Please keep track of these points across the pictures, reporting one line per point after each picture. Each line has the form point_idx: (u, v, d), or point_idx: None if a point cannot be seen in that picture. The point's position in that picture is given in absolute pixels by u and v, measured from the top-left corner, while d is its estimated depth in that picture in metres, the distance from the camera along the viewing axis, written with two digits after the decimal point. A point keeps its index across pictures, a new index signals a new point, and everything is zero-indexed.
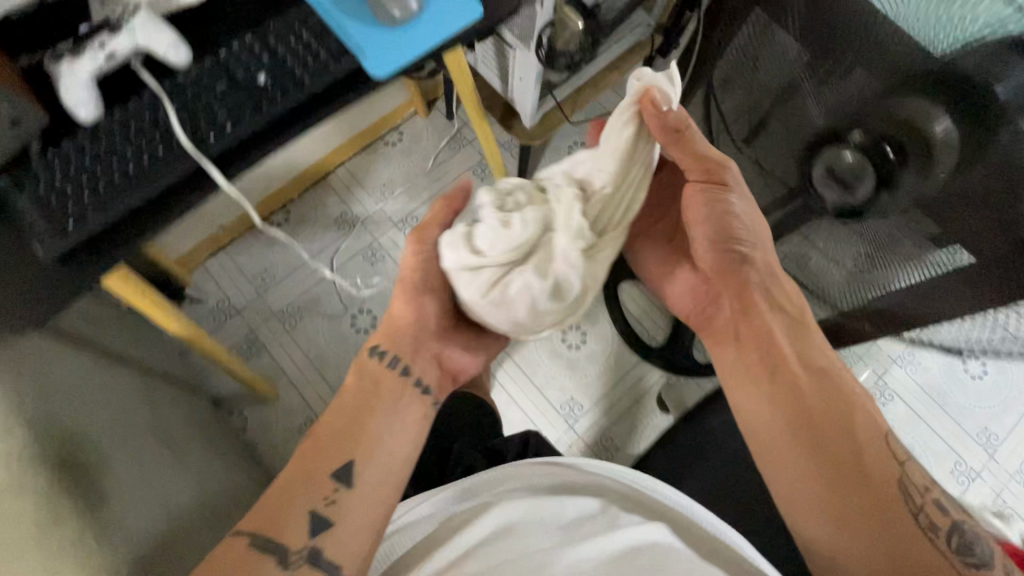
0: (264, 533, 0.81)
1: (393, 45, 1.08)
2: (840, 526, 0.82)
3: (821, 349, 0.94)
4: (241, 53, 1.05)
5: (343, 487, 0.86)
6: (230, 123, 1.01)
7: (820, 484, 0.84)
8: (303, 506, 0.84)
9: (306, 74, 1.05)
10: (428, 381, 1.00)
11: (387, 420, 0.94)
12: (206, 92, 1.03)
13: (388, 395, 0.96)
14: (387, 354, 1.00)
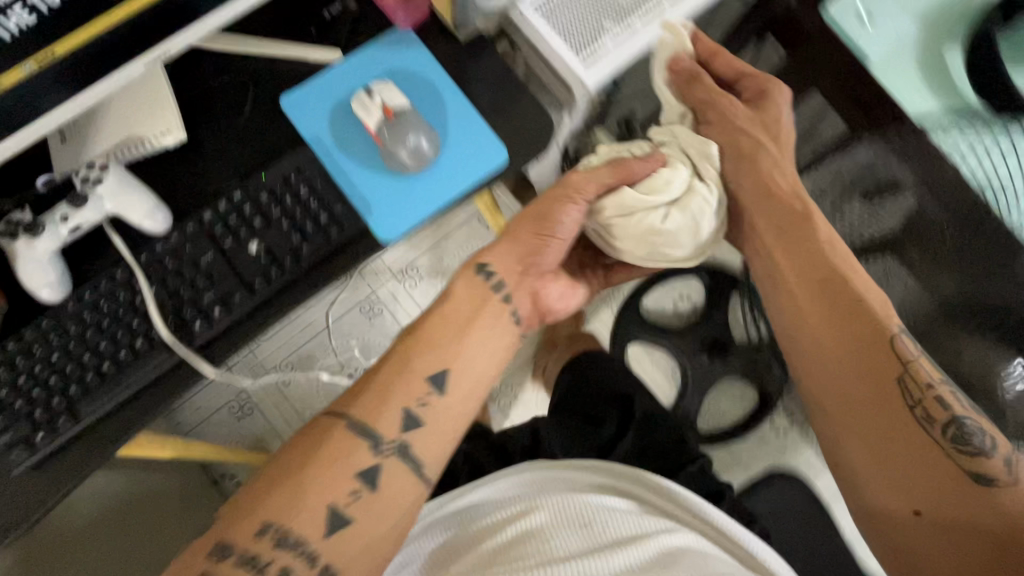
0: (342, 453, 0.57)
1: (403, 208, 0.66)
2: (886, 471, 0.62)
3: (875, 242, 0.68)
4: (235, 216, 0.65)
5: (436, 392, 0.61)
6: (218, 305, 0.65)
7: (894, 464, 0.61)
8: (417, 370, 0.61)
9: (307, 249, 0.65)
10: (512, 295, 0.67)
11: (494, 307, 0.66)
12: (186, 287, 0.66)
13: (472, 287, 0.66)
14: (494, 272, 0.66)
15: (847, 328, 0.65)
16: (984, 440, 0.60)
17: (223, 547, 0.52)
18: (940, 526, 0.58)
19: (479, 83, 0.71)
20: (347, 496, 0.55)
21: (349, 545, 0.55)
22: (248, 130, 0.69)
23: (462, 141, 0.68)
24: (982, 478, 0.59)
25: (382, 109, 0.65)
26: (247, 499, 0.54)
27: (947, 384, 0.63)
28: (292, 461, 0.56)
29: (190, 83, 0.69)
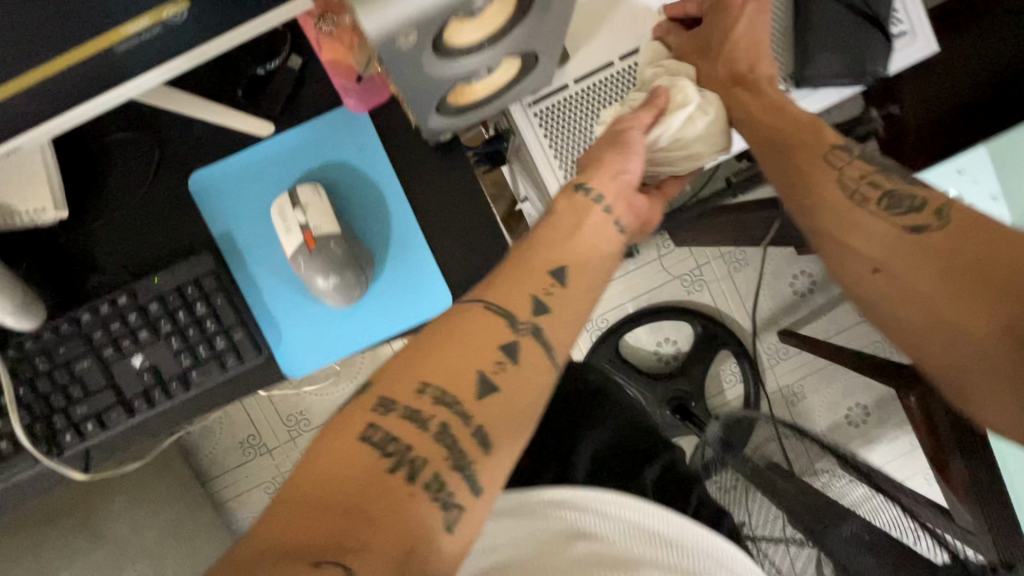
0: (480, 333, 0.42)
1: (315, 334, 0.61)
2: (921, 272, 0.47)
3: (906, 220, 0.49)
4: (116, 323, 0.57)
5: (561, 281, 0.46)
6: (92, 422, 0.58)
7: (869, 246, 0.50)
8: (537, 260, 0.47)
9: (197, 377, 0.58)
10: (615, 208, 0.51)
11: (600, 218, 0.51)
12: (57, 393, 0.57)
13: (574, 198, 0.51)
14: (594, 188, 0.51)
15: (788, 183, 0.55)
16: (914, 202, 0.50)
17: (387, 401, 0.38)
18: (901, 278, 0.48)
19: (430, 177, 0.60)
20: (492, 366, 0.41)
21: (500, 417, 0.40)
22: (143, 209, 0.58)
23: (397, 262, 0.61)
24: (918, 230, 0.48)
25: (302, 231, 0.55)
26: (387, 368, 0.40)
27: (878, 170, 0.53)
28: (430, 332, 0.42)
29: (79, 136, 0.57)
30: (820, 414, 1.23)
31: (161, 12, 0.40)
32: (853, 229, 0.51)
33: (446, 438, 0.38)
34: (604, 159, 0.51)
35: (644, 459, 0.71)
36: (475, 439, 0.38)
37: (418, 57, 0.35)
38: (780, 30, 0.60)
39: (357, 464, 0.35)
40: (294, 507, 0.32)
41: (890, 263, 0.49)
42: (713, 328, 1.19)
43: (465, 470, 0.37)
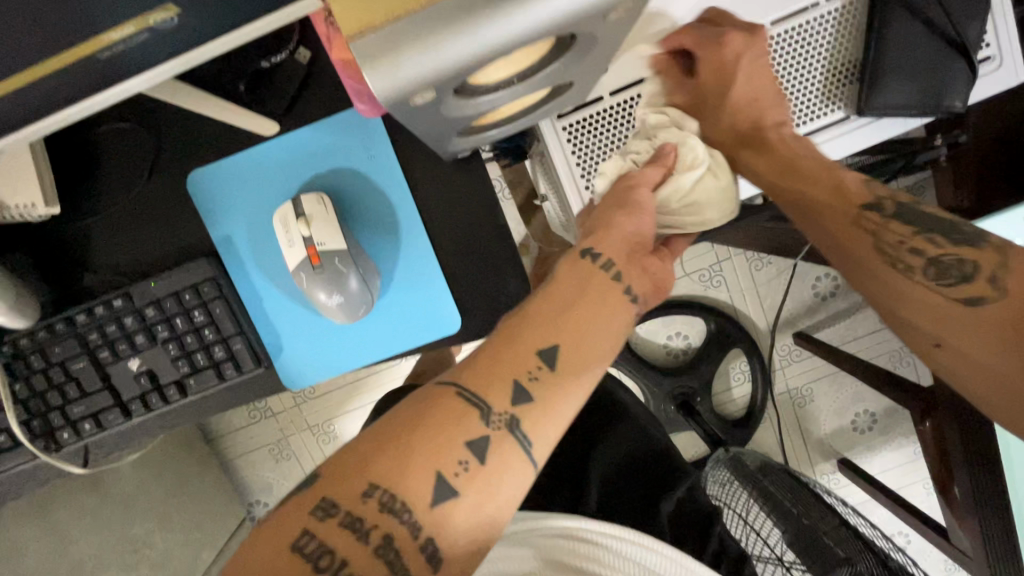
0: (449, 425, 0.39)
1: (317, 349, 0.59)
2: (989, 349, 0.43)
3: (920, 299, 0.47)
4: (112, 326, 0.55)
5: (550, 366, 0.42)
6: (88, 422, 0.56)
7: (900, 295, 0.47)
8: (529, 340, 0.42)
9: (195, 385, 0.56)
10: (625, 274, 0.46)
11: (607, 287, 0.46)
12: (52, 392, 0.55)
13: (578, 268, 0.46)
14: (604, 254, 0.46)
15: (834, 255, 0.52)
16: (963, 267, 0.45)
17: (331, 502, 0.36)
18: (962, 352, 0.44)
19: (441, 187, 0.56)
20: (454, 469, 0.38)
21: (456, 525, 0.37)
22: (143, 208, 0.55)
23: (405, 278, 0.57)
24: (975, 302, 0.44)
25: (305, 246, 0.51)
26: (364, 449, 0.37)
27: (922, 230, 0.48)
28: (403, 421, 0.39)
29: (75, 126, 0.55)
30: (824, 418, 1.11)
31: (145, 19, 0.35)
32: (905, 300, 0.47)
33: (389, 553, 0.35)
34: (611, 222, 0.47)
35: (659, 488, 0.73)
36: (421, 554, 0.36)
37: (435, 106, 0.30)
38: (843, 55, 0.55)
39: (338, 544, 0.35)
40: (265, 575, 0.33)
41: (954, 340, 0.45)
42: (728, 327, 1.06)
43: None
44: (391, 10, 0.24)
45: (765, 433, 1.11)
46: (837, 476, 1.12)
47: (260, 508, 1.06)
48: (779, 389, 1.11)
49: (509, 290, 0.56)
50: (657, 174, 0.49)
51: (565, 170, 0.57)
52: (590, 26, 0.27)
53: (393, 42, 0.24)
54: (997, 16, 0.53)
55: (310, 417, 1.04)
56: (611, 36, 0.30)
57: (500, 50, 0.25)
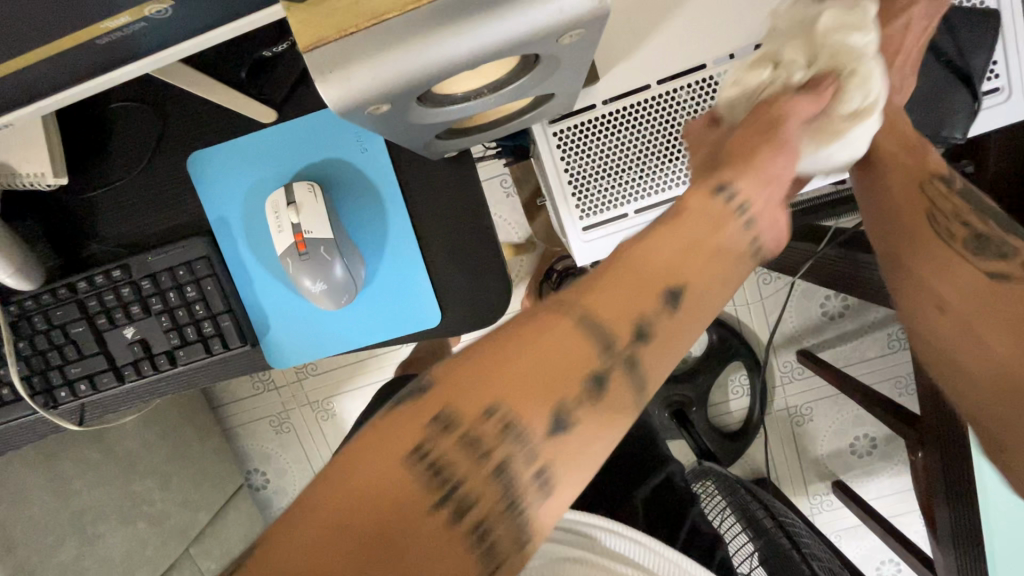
0: (569, 352, 0.37)
1: (301, 332, 0.61)
2: (997, 330, 0.45)
3: (945, 274, 0.48)
4: (110, 295, 0.58)
5: (674, 307, 0.40)
6: (84, 382, 0.59)
7: (931, 276, 0.49)
8: (650, 276, 0.40)
9: (184, 357, 0.58)
10: (756, 221, 0.46)
11: (729, 233, 0.44)
12: (53, 352, 0.59)
13: (709, 202, 0.45)
14: (741, 193, 0.46)
15: (880, 219, 0.53)
16: (1006, 248, 0.47)
17: (449, 417, 0.35)
18: (971, 327, 0.46)
19: (430, 182, 0.57)
20: (575, 400, 0.36)
21: (570, 457, 0.36)
22: (145, 185, 0.58)
23: (387, 271, 0.58)
24: (998, 278, 0.47)
25: (293, 231, 0.53)
26: (468, 366, 0.36)
27: (973, 207, 0.50)
28: (480, 355, 0.36)
29: (87, 103, 0.57)
30: (821, 438, 1.10)
31: (141, 10, 0.36)
32: (931, 262, 0.49)
33: (504, 478, 0.35)
34: (759, 157, 0.48)
35: (637, 472, 0.78)
36: (537, 484, 0.35)
37: (398, 114, 0.31)
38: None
39: (411, 469, 0.33)
40: (378, 472, 0.33)
41: (955, 306, 0.47)
42: (730, 339, 1.05)
43: (521, 503, 0.35)
44: (341, 24, 0.25)
45: (756, 448, 1.10)
46: (830, 498, 1.10)
47: (257, 476, 1.10)
48: (778, 407, 1.09)
49: (493, 288, 0.58)
50: (809, 109, 0.49)
51: (555, 175, 0.57)
52: (546, 44, 0.27)
53: (344, 56, 0.25)
54: (1010, 42, 0.51)
55: (309, 393, 1.07)
56: (576, 55, 0.31)
57: (449, 68, 0.26)
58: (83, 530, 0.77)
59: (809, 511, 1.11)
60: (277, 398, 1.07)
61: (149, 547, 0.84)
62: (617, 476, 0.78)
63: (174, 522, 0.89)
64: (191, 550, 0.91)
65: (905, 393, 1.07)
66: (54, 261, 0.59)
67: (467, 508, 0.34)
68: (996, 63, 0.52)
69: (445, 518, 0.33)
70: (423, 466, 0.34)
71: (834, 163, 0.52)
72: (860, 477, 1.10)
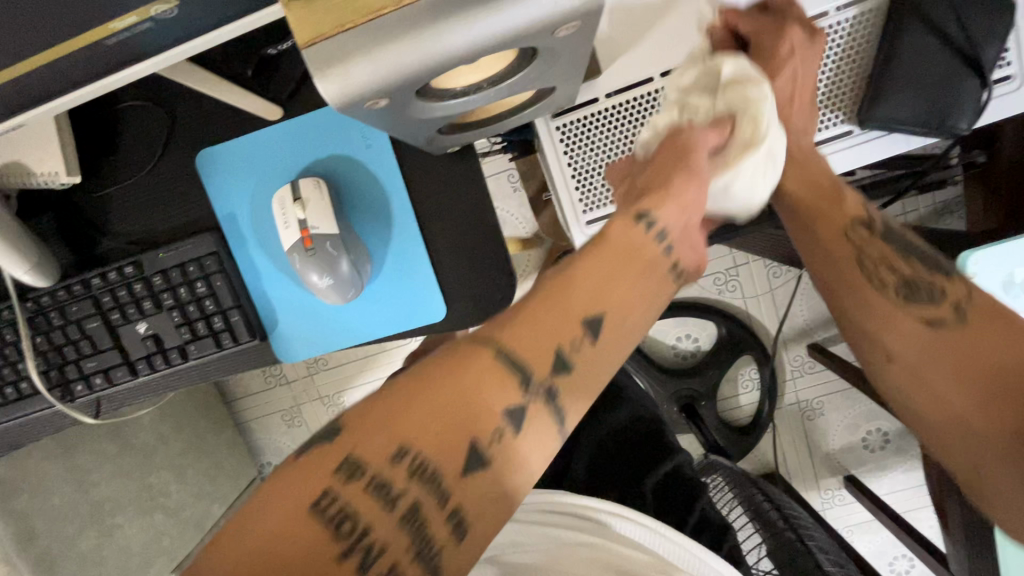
0: (486, 385, 0.38)
1: (309, 327, 0.62)
2: (951, 381, 0.44)
3: (889, 328, 0.47)
4: (123, 291, 0.59)
5: (592, 337, 0.41)
6: (99, 377, 0.60)
7: (877, 330, 0.48)
8: (576, 303, 0.41)
9: (194, 351, 0.59)
10: (676, 248, 0.46)
11: (654, 258, 0.45)
12: (69, 347, 0.60)
13: (632, 229, 0.45)
14: (659, 221, 0.45)
15: (822, 270, 0.51)
16: (933, 291, 0.47)
17: (356, 463, 0.35)
18: (920, 378, 0.46)
19: (436, 176, 0.57)
20: (489, 435, 0.37)
21: (482, 495, 0.36)
22: (156, 183, 0.59)
23: (393, 266, 0.59)
24: (937, 324, 0.46)
25: (299, 227, 0.53)
26: (376, 410, 0.37)
27: (898, 250, 0.49)
28: (413, 380, 0.38)
29: (97, 103, 0.58)
30: (833, 433, 1.09)
31: (147, 10, 0.37)
32: (875, 316, 0.48)
33: (414, 523, 0.35)
34: (670, 185, 0.46)
35: (641, 464, 0.78)
36: (449, 525, 0.35)
37: (397, 109, 0.31)
38: (858, 60, 0.54)
39: (317, 521, 0.33)
40: (285, 522, 0.33)
41: (906, 361, 0.46)
42: (739, 333, 1.04)
43: (450, 531, 0.35)
44: (339, 20, 0.25)
45: (766, 443, 1.10)
46: (842, 493, 1.09)
47: (270, 470, 1.12)
48: (788, 401, 1.08)
49: (500, 283, 0.58)
50: (715, 139, 0.47)
51: (559, 169, 0.57)
52: (542, 38, 0.28)
53: (342, 53, 0.25)
54: (1021, 32, 0.51)
55: (321, 388, 1.08)
56: (572, 48, 0.31)
57: (445, 63, 0.26)
58: (101, 520, 0.79)
59: (821, 506, 1.10)
60: (288, 393, 1.09)
61: (165, 538, 0.86)
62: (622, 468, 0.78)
63: (189, 514, 0.91)
64: (206, 541, 0.93)
65: None
66: (69, 258, 0.61)
67: (373, 559, 0.34)
68: (1008, 51, 0.52)
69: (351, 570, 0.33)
70: (326, 516, 0.33)
71: (734, 203, 0.50)
72: (873, 471, 1.09)
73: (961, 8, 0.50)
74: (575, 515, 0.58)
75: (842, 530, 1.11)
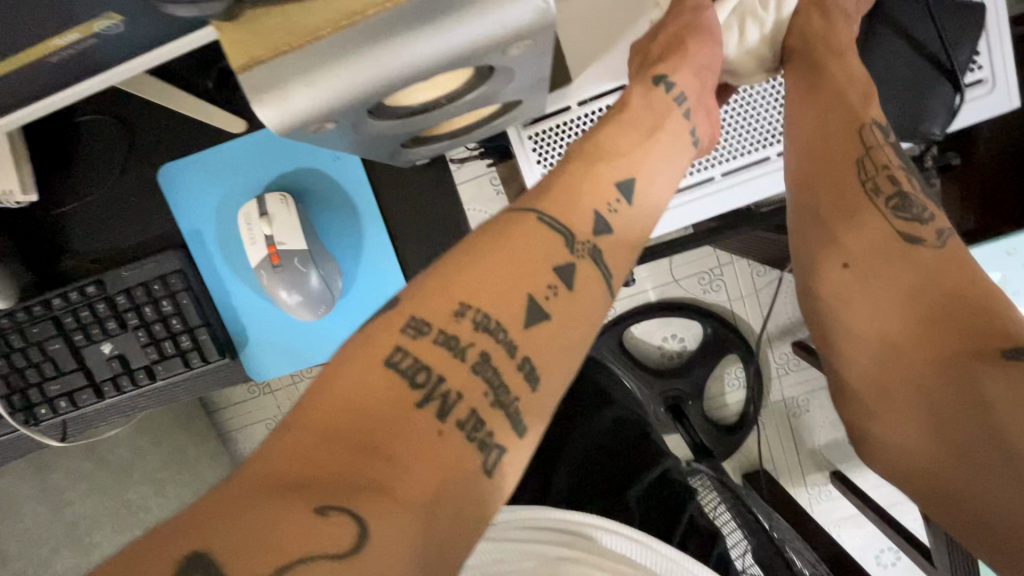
0: (534, 246, 0.37)
1: (280, 341, 0.60)
2: (891, 295, 0.46)
3: (840, 189, 0.49)
4: (86, 311, 0.57)
5: (627, 203, 0.42)
6: (63, 400, 0.58)
7: (845, 202, 0.48)
8: (601, 175, 0.42)
9: (162, 371, 0.57)
10: (694, 113, 0.49)
11: (678, 122, 0.47)
12: (30, 370, 0.58)
13: (652, 95, 0.47)
14: (676, 83, 0.48)
15: (816, 118, 0.50)
16: (922, 211, 0.47)
17: (421, 321, 0.33)
18: (867, 281, 0.47)
19: (405, 187, 0.56)
20: (543, 290, 0.35)
21: (550, 346, 0.35)
22: (119, 199, 0.57)
23: (366, 276, 0.58)
24: (913, 241, 0.46)
25: (267, 243, 0.52)
26: (424, 289, 0.34)
27: (903, 166, 0.49)
28: (464, 252, 0.36)
29: (52, 118, 0.56)
30: (818, 429, 1.08)
31: (90, 26, 0.35)
32: (851, 221, 0.48)
33: (487, 372, 0.32)
34: (685, 61, 0.49)
35: (630, 472, 0.77)
36: (522, 374, 0.33)
37: (350, 128, 0.30)
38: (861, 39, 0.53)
39: (392, 374, 0.31)
40: (357, 391, 0.30)
41: (862, 262, 0.47)
42: (725, 333, 1.02)
43: (509, 408, 0.32)
44: (275, 42, 0.24)
45: (751, 440, 1.10)
46: (828, 488, 1.10)
47: None
48: (774, 398, 1.08)
49: None
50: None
51: (531, 176, 0.56)
52: (494, 58, 0.27)
53: (280, 76, 0.24)
54: (992, 36, 0.51)
55: (305, 397, 1.03)
56: (527, 64, 0.30)
57: (391, 83, 0.25)
58: (78, 539, 0.76)
59: (809, 502, 1.11)
60: (267, 405, 1.04)
61: None
62: (604, 473, 0.77)
63: None
64: None
65: None
66: (29, 279, 0.58)
67: (453, 406, 0.31)
68: (979, 54, 0.51)
69: (432, 416, 0.30)
70: (402, 370, 0.31)
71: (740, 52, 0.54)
72: (857, 466, 1.09)
73: (936, 12, 0.50)
74: (573, 529, 0.55)
75: (830, 526, 1.12)
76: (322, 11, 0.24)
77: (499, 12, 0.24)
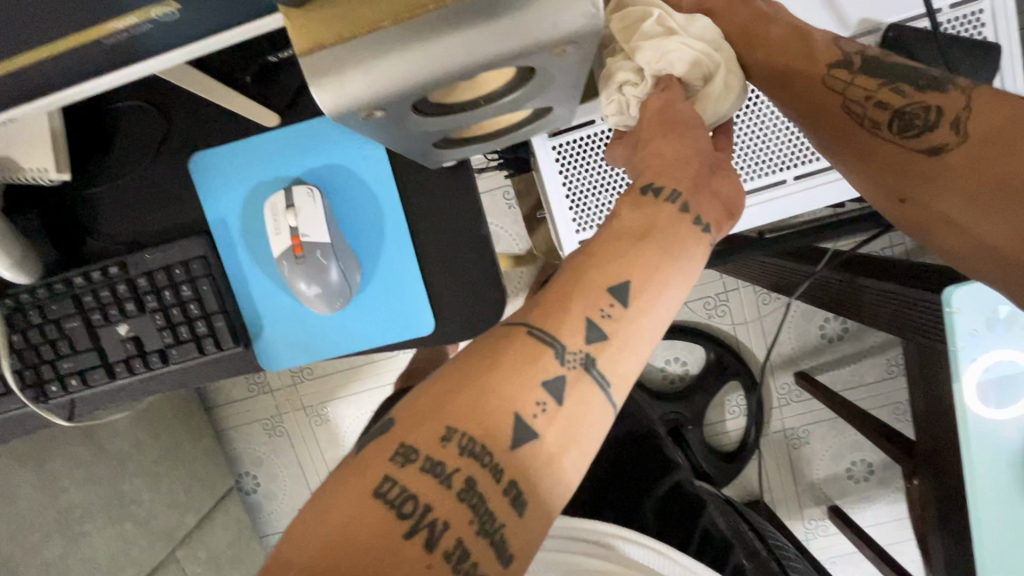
0: (525, 364, 0.38)
1: (294, 335, 0.61)
2: (961, 199, 0.46)
3: (853, 138, 0.50)
4: (106, 291, 0.58)
5: (622, 303, 0.41)
6: (75, 378, 0.59)
7: (864, 146, 0.50)
8: (596, 277, 0.42)
9: (176, 355, 0.58)
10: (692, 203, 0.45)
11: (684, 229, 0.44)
12: (45, 347, 0.58)
13: (643, 206, 0.45)
14: (664, 186, 0.45)
15: (821, 128, 0.51)
16: (927, 115, 0.47)
17: (410, 448, 0.35)
18: (929, 206, 0.48)
19: (426, 194, 0.57)
20: (532, 411, 0.37)
21: (537, 468, 0.36)
22: (151, 185, 0.58)
23: (384, 268, 0.58)
24: (937, 150, 0.47)
25: (291, 235, 0.53)
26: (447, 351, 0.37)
27: (889, 83, 0.49)
28: (465, 367, 0.38)
29: (92, 101, 0.58)
30: (819, 462, 1.08)
31: (148, 11, 0.36)
32: (883, 163, 0.50)
33: (472, 497, 0.34)
34: None
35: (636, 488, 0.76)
36: (508, 494, 0.35)
37: (394, 121, 0.31)
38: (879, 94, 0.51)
39: (379, 504, 0.32)
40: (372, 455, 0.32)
41: (914, 193, 0.48)
42: (728, 358, 1.02)
43: (495, 537, 0.34)
44: (339, 31, 0.26)
45: (751, 469, 1.09)
46: (825, 524, 1.09)
47: (248, 479, 1.06)
48: (774, 428, 1.07)
49: (486, 301, 0.57)
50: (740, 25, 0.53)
51: (553, 187, 0.57)
52: (540, 60, 0.28)
53: (339, 60, 0.26)
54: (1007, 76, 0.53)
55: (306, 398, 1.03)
56: (569, 69, 0.31)
57: (443, 73, 0.26)
58: (68, 527, 0.74)
59: (805, 536, 1.10)
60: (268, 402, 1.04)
61: (134, 548, 0.81)
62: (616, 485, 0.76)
63: (159, 523, 0.85)
64: (177, 552, 0.87)
65: (900, 421, 1.05)
66: (52, 257, 0.60)
67: (439, 536, 0.32)
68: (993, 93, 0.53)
69: (421, 548, 0.32)
70: (389, 502, 0.33)
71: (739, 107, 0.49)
72: (853, 504, 1.08)
73: (948, 51, 0.52)
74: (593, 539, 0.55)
75: (826, 561, 1.11)
76: (386, 7, 0.26)
77: (552, 15, 0.25)
